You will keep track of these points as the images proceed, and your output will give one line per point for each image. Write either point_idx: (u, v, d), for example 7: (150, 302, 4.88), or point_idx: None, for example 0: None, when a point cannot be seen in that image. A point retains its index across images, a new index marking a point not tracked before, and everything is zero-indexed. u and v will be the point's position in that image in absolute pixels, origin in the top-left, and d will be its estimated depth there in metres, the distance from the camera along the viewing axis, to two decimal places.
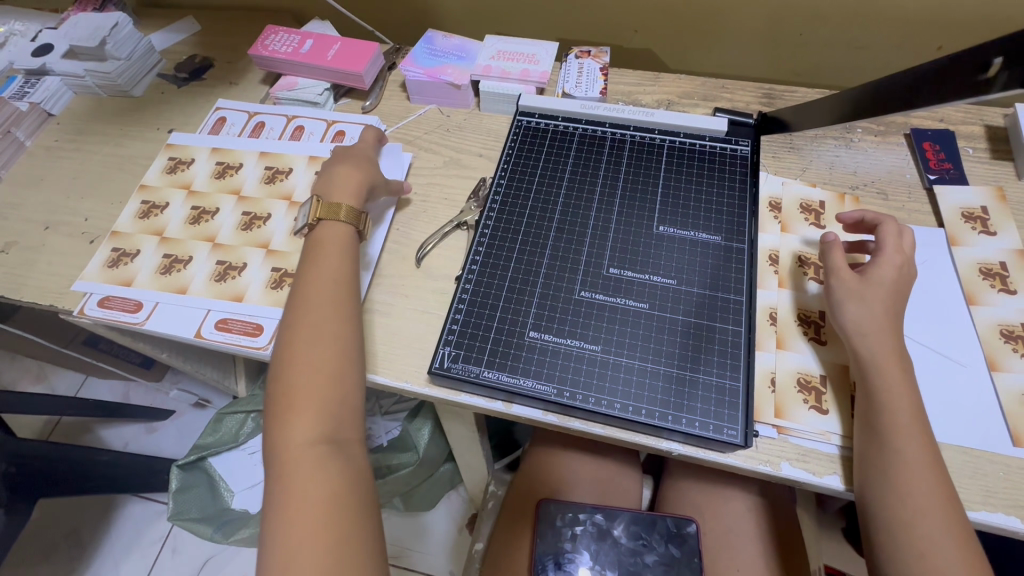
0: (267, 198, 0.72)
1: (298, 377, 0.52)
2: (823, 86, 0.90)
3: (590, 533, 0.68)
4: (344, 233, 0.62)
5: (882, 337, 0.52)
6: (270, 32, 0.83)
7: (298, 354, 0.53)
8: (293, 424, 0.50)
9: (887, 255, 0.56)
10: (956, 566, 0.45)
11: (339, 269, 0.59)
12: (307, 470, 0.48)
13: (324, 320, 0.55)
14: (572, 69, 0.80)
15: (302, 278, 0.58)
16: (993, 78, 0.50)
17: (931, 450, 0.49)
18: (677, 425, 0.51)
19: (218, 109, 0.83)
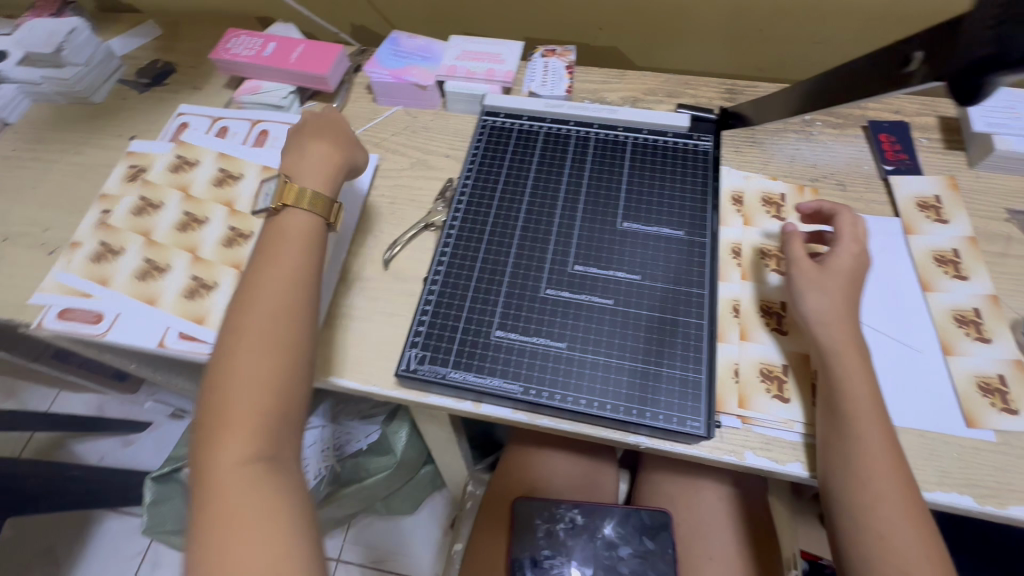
0: (255, 215, 0.70)
1: (239, 387, 0.49)
2: (786, 81, 0.92)
3: (566, 528, 0.70)
4: (309, 227, 0.59)
5: (839, 326, 0.53)
6: (231, 36, 0.82)
7: (237, 365, 0.50)
8: (230, 436, 0.48)
9: (844, 244, 0.57)
10: (914, 547, 0.47)
11: (297, 271, 0.56)
12: (243, 487, 0.46)
13: (269, 327, 0.52)
14: (538, 68, 0.80)
15: (252, 283, 0.55)
16: (912, 72, 0.50)
17: (889, 434, 0.50)
18: (643, 418, 0.52)
19: (180, 115, 0.81)
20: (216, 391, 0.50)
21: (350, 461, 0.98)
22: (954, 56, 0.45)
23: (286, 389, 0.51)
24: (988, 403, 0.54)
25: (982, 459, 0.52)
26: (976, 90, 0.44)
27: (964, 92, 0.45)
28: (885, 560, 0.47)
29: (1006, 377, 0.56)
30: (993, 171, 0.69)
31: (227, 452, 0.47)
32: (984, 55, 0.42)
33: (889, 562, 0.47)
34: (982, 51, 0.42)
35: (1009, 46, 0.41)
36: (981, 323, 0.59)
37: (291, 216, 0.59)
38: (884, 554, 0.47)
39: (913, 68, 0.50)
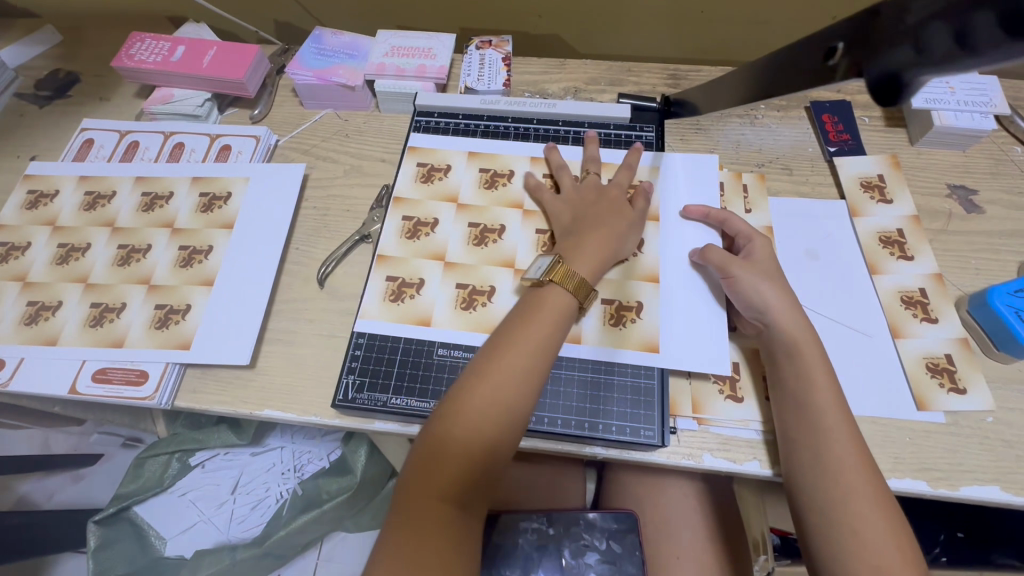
0: (428, 199, 0.64)
1: (455, 440, 0.45)
2: (731, 62, 0.90)
3: (533, 541, 0.67)
4: (570, 305, 0.51)
5: (791, 316, 0.53)
6: (135, 40, 0.74)
7: (474, 402, 0.46)
8: (423, 483, 0.44)
9: (757, 240, 0.57)
10: (888, 541, 0.44)
11: (548, 342, 0.49)
12: (430, 529, 0.42)
13: (509, 386, 0.47)
14: (473, 61, 0.76)
15: (508, 338, 0.49)
16: (836, 64, 0.42)
17: (851, 425, 0.49)
18: (596, 432, 0.52)
19: (84, 131, 0.74)
20: (432, 435, 0.46)
21: (310, 483, 0.97)
22: (870, 58, 0.39)
23: (509, 443, 0.46)
24: (937, 385, 0.54)
25: (934, 442, 0.52)
26: (900, 91, 0.38)
27: (884, 93, 0.38)
28: (861, 557, 0.43)
29: (954, 356, 0.56)
30: (932, 147, 0.69)
31: (427, 499, 0.44)
32: (904, 55, 0.36)
33: (865, 559, 0.43)
34: (903, 50, 0.36)
35: (928, 43, 0.35)
36: (928, 303, 0.59)
37: (554, 290, 0.51)
38: (861, 551, 0.43)
39: (836, 61, 0.42)
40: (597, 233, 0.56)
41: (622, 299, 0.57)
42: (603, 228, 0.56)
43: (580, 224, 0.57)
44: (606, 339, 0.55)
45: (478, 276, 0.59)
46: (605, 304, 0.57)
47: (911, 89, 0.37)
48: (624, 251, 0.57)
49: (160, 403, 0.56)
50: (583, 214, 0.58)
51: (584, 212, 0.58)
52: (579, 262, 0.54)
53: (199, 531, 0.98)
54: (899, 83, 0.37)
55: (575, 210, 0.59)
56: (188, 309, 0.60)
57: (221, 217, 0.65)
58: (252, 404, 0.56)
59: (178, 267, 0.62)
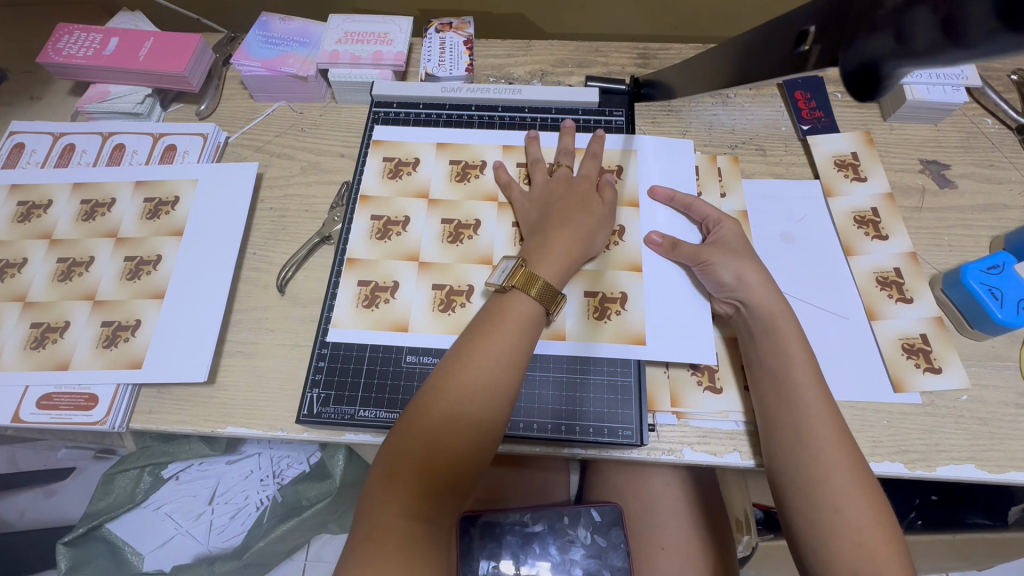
0: (397, 196, 0.61)
1: (416, 454, 0.43)
2: (702, 38, 0.87)
3: (517, 540, 0.67)
4: (536, 312, 0.49)
5: (765, 292, 0.51)
6: (62, 32, 0.68)
7: (442, 411, 0.44)
8: (383, 503, 0.41)
9: (725, 222, 0.56)
10: (869, 518, 0.42)
11: (512, 349, 0.47)
12: (399, 550, 0.39)
13: (471, 397, 0.44)
14: (433, 45, 0.72)
15: (470, 346, 0.47)
16: (809, 51, 0.40)
17: (830, 400, 0.47)
18: (572, 434, 0.50)
19: (11, 134, 0.68)
20: (391, 452, 0.43)
21: (289, 489, 0.96)
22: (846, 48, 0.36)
23: (472, 455, 0.44)
24: (913, 365, 0.54)
25: (910, 424, 0.52)
26: (877, 83, 0.34)
27: (858, 86, 0.35)
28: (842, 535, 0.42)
29: (929, 336, 0.55)
30: (904, 121, 0.68)
31: (386, 518, 0.41)
32: (884, 44, 0.33)
33: (847, 536, 0.42)
34: (884, 37, 0.33)
35: (911, 30, 0.31)
36: (902, 283, 0.58)
37: (517, 296, 0.49)
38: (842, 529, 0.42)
39: (809, 47, 0.40)
40: (564, 231, 0.53)
41: (604, 291, 0.55)
42: (571, 226, 0.54)
43: (547, 220, 0.55)
44: (589, 333, 0.53)
45: (455, 275, 0.56)
46: (588, 296, 0.55)
47: (887, 85, 0.34)
48: (593, 251, 0.55)
49: (113, 428, 0.53)
50: (551, 208, 0.56)
51: (551, 208, 0.56)
52: (546, 263, 0.51)
53: (178, 543, 0.95)
54: (874, 77, 0.34)
55: (543, 206, 0.57)
56: (138, 324, 0.56)
57: (169, 223, 0.61)
58: (214, 422, 0.53)
59: (124, 280, 0.58)
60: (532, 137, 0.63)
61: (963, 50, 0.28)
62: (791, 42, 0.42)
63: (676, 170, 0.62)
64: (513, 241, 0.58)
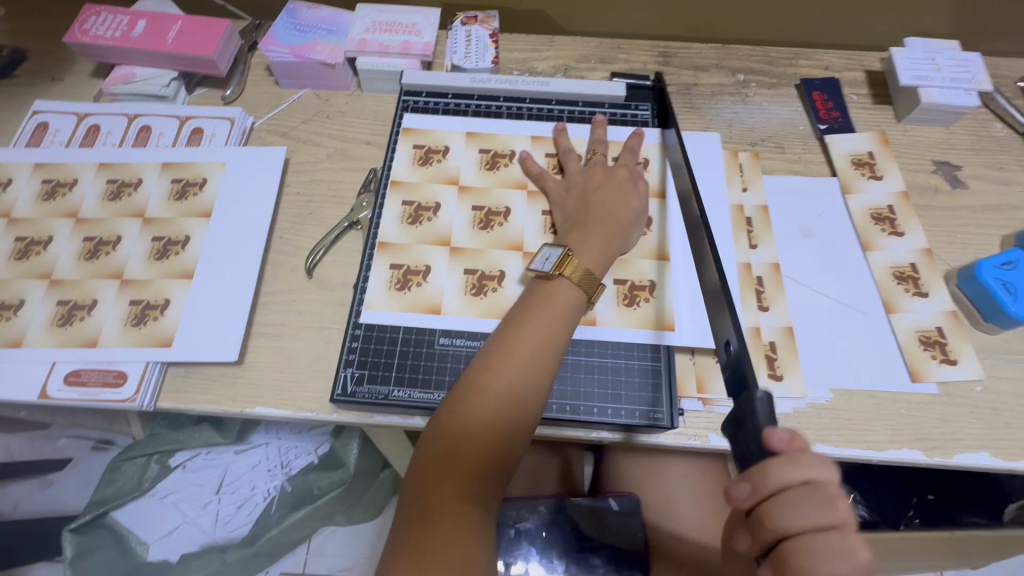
0: (428, 182, 0.62)
1: (466, 437, 0.44)
2: (718, 40, 0.89)
3: (535, 526, 0.68)
4: (578, 299, 0.50)
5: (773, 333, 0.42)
6: (89, 13, 0.68)
7: (486, 397, 0.45)
8: (432, 487, 0.42)
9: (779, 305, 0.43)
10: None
11: (553, 337, 0.48)
12: (456, 532, 0.39)
13: (518, 380, 0.45)
14: (459, 38, 0.73)
15: (514, 331, 0.48)
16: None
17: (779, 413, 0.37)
18: (603, 416, 0.51)
19: (35, 113, 0.68)
20: (438, 437, 0.44)
21: (299, 479, 0.95)
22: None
23: (519, 437, 0.45)
24: (929, 357, 0.56)
25: (928, 413, 0.54)
26: None
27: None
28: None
29: (944, 329, 0.57)
30: (918, 124, 0.70)
31: (441, 500, 0.41)
32: None
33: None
34: None
35: None
36: (918, 277, 0.60)
37: (559, 285, 0.50)
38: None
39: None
40: (603, 224, 0.55)
41: (635, 279, 0.56)
42: (609, 218, 0.55)
43: (583, 211, 0.56)
44: (619, 319, 0.55)
45: (487, 260, 0.57)
46: (618, 283, 0.56)
47: None
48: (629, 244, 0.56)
49: (141, 406, 0.52)
50: (586, 198, 0.57)
51: (586, 198, 0.57)
52: (586, 252, 0.53)
53: (183, 532, 0.94)
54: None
55: (577, 197, 0.58)
56: (166, 304, 0.56)
57: (197, 204, 0.61)
58: (243, 402, 0.53)
59: (152, 260, 0.58)
60: (561, 128, 0.64)
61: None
62: None
63: (699, 166, 0.64)
64: (544, 229, 0.59)
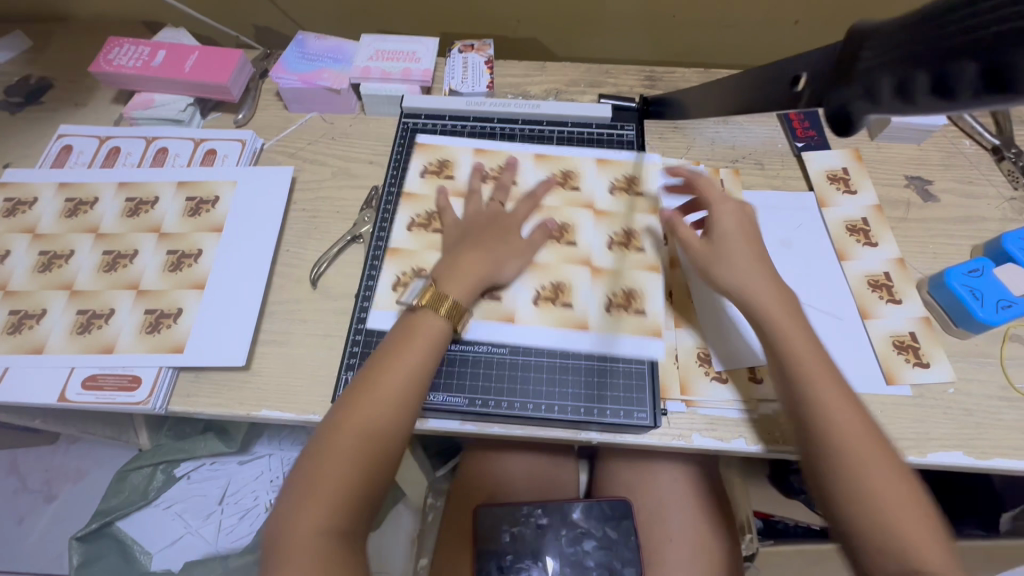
0: (428, 190, 0.68)
1: (345, 459, 0.47)
2: (701, 65, 0.94)
3: (531, 530, 0.69)
4: (443, 330, 0.54)
5: (817, 371, 0.50)
6: (113, 45, 0.74)
7: (362, 411, 0.49)
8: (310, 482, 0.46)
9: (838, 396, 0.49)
10: (900, 487, 0.46)
11: (421, 363, 0.52)
12: (309, 513, 0.45)
13: (395, 396, 0.50)
14: (456, 64, 0.78)
15: (368, 378, 0.50)
16: (801, 92, 0.50)
17: (853, 404, 0.49)
18: (591, 417, 0.54)
19: (61, 137, 0.72)
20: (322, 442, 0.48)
21: None
22: (828, 93, 0.45)
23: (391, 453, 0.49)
24: (903, 360, 0.58)
25: (902, 413, 0.56)
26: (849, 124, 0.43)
27: (840, 124, 0.43)
28: (874, 507, 0.45)
29: (917, 334, 0.60)
30: (890, 141, 0.74)
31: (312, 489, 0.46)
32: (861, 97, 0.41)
33: (888, 508, 0.45)
34: (861, 92, 0.40)
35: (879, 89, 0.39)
36: (892, 285, 0.63)
37: (426, 316, 0.54)
38: (880, 519, 0.45)
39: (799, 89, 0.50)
40: None
41: (624, 288, 0.60)
42: None
43: None
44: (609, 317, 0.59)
45: None
46: (607, 283, 0.61)
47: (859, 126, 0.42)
48: (739, 280, 0.54)
49: (154, 408, 0.55)
50: None
51: None
52: None
53: (187, 543, 0.95)
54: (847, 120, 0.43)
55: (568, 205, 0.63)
56: (179, 312, 0.59)
57: (210, 220, 0.65)
58: (250, 405, 0.56)
59: (167, 272, 0.62)
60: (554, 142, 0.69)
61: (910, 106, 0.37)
62: (784, 86, 0.52)
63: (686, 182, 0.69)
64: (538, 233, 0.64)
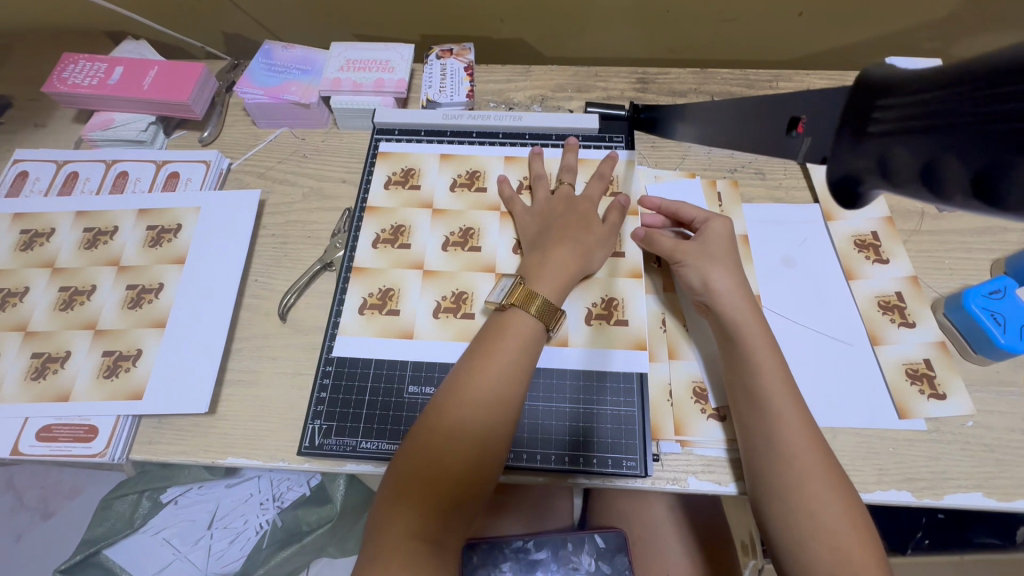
0: (402, 206, 0.64)
1: (446, 462, 0.43)
2: (699, 61, 0.88)
3: (518, 567, 0.64)
4: (537, 328, 0.50)
5: (782, 402, 0.47)
6: (68, 62, 0.69)
7: (454, 410, 0.45)
8: (399, 493, 0.43)
9: (793, 422, 0.46)
10: (845, 522, 0.42)
11: (518, 365, 0.48)
12: (408, 526, 0.41)
13: (490, 396, 0.46)
14: (434, 72, 0.73)
15: (464, 381, 0.47)
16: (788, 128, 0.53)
17: (813, 434, 0.46)
18: (576, 466, 0.51)
19: (15, 162, 0.68)
20: (411, 449, 0.44)
21: (289, 514, 0.94)
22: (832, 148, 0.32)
23: (490, 461, 0.45)
24: (917, 391, 0.54)
25: (916, 451, 0.52)
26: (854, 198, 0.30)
27: (843, 195, 0.31)
28: (812, 539, 0.42)
29: (932, 361, 0.55)
30: None
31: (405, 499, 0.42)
32: (865, 164, 0.28)
33: (824, 541, 0.42)
34: (863, 158, 0.28)
35: (892, 163, 0.27)
36: (904, 307, 0.58)
37: (517, 314, 0.51)
38: (818, 551, 0.42)
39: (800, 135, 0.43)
40: (564, 246, 0.55)
41: (606, 297, 0.57)
42: (570, 241, 0.56)
43: (546, 237, 0.57)
44: (594, 342, 0.55)
45: (457, 284, 0.59)
46: (592, 304, 0.56)
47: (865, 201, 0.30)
48: (715, 288, 0.52)
49: (112, 460, 0.52)
50: (552, 223, 0.58)
51: (552, 223, 0.58)
52: (543, 281, 0.53)
53: (176, 569, 0.92)
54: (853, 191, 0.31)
55: (543, 222, 0.59)
56: (138, 354, 0.56)
57: (172, 251, 0.61)
58: (215, 453, 0.53)
59: (126, 309, 0.58)
60: (537, 152, 0.65)
61: (939, 199, 0.25)
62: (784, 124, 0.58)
63: (678, 195, 0.64)
64: (515, 250, 0.60)
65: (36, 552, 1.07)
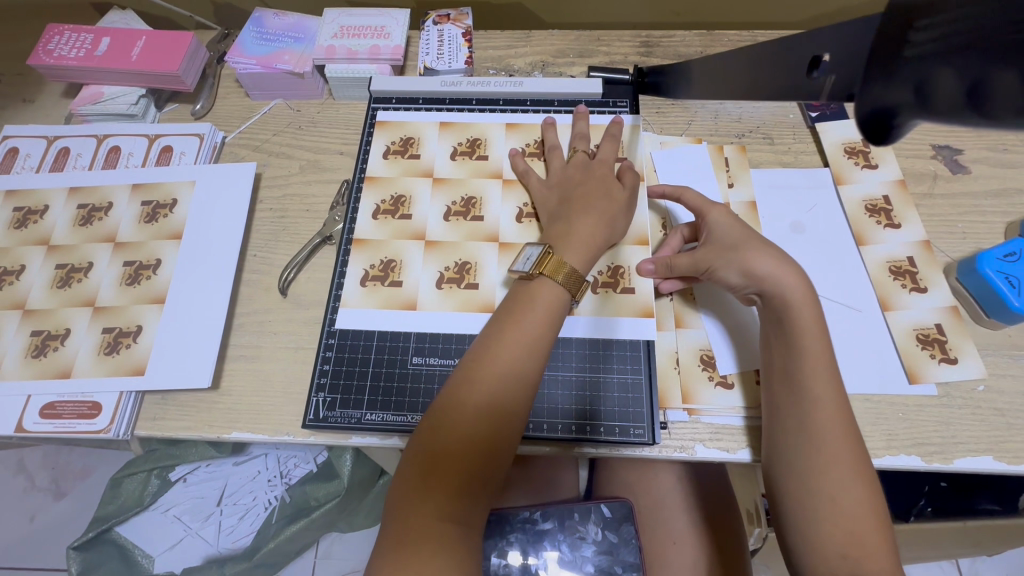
0: (402, 176, 0.62)
1: (468, 432, 0.43)
2: (704, 24, 0.85)
3: (526, 538, 0.64)
4: (561, 301, 0.49)
5: (822, 389, 0.45)
6: (52, 33, 0.67)
7: (477, 380, 0.45)
8: (420, 463, 0.42)
9: (827, 408, 0.45)
10: (862, 507, 0.42)
11: (540, 337, 0.47)
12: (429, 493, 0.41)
13: (513, 368, 0.45)
14: (431, 37, 0.70)
15: (486, 352, 0.46)
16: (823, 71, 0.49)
17: (848, 422, 0.45)
18: (583, 434, 0.50)
19: (4, 138, 0.67)
20: (433, 420, 0.44)
21: (298, 490, 0.95)
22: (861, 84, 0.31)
23: (511, 433, 0.44)
24: (928, 356, 0.53)
25: (926, 416, 0.51)
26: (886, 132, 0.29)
27: (873, 132, 0.30)
28: (825, 522, 0.42)
29: (944, 325, 0.54)
30: None
31: (427, 468, 0.42)
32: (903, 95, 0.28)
33: (840, 525, 0.42)
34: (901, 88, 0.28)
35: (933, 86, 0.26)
36: (916, 272, 0.57)
37: (544, 284, 0.49)
38: (827, 533, 0.42)
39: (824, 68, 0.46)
40: (587, 214, 0.54)
41: (611, 264, 0.56)
42: (594, 209, 0.54)
43: (568, 207, 0.55)
44: (601, 310, 0.54)
45: (460, 253, 0.58)
46: (598, 271, 0.55)
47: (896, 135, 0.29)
48: (758, 267, 0.49)
49: (116, 436, 0.52)
50: (572, 192, 0.56)
51: (571, 192, 0.56)
52: (572, 251, 0.51)
53: (187, 545, 0.94)
54: (887, 124, 0.29)
55: (562, 192, 0.57)
56: (139, 330, 0.55)
57: (168, 226, 0.60)
58: (219, 427, 0.52)
59: (123, 285, 0.57)
60: (550, 122, 0.63)
61: (984, 121, 0.24)
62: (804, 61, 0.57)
63: (684, 163, 0.63)
64: (519, 219, 0.59)
65: (49, 532, 1.08)
